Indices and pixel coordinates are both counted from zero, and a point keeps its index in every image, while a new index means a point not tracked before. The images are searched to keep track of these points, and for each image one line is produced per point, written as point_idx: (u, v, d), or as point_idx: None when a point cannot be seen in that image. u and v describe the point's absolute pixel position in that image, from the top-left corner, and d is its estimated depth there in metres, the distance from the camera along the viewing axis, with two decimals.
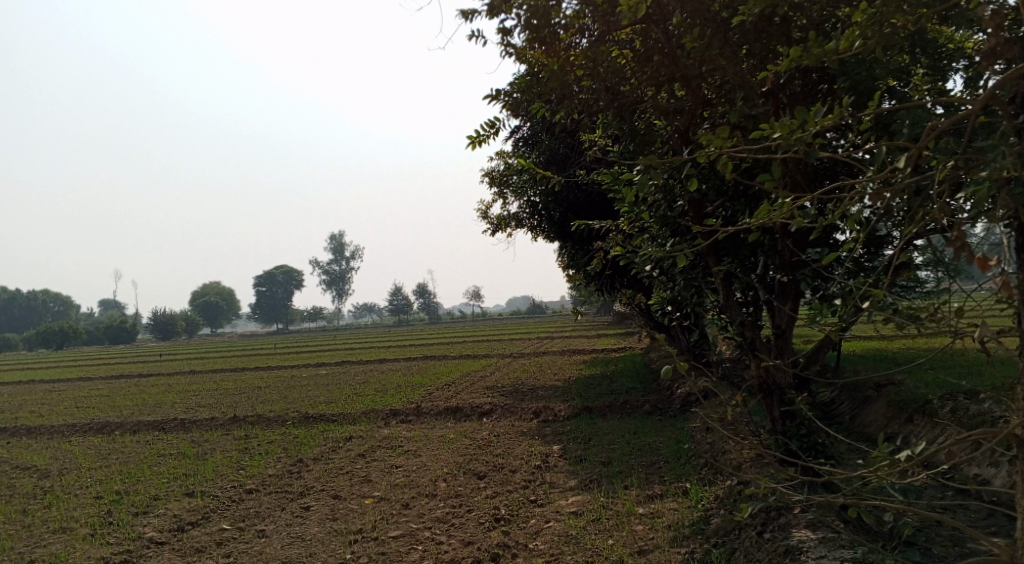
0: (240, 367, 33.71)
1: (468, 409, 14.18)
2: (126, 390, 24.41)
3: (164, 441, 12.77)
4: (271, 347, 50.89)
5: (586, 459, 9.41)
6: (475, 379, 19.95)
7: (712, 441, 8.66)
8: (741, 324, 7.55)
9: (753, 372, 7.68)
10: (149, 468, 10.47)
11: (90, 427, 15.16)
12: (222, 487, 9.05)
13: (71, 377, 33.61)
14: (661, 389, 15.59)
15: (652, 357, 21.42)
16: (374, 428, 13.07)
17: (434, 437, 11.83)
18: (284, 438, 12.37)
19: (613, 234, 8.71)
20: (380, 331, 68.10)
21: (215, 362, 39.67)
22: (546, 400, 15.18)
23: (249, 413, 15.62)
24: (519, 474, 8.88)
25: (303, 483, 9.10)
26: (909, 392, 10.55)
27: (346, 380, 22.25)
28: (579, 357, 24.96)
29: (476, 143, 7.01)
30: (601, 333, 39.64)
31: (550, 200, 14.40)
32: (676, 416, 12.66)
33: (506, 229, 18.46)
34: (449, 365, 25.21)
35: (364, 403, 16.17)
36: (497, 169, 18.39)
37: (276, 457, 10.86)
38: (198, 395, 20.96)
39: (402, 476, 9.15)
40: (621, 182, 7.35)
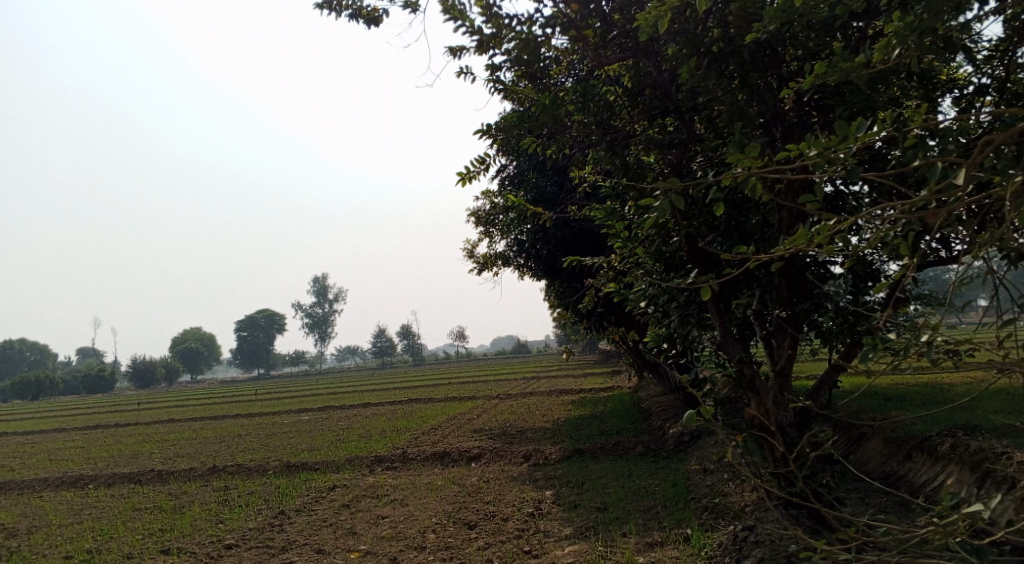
0: (220, 414, 32.96)
1: (455, 453, 13.78)
2: (101, 441, 23.67)
3: (139, 495, 12.25)
4: (253, 394, 50.02)
5: (580, 504, 9.07)
6: (462, 422, 19.54)
7: (711, 483, 8.39)
8: (739, 361, 7.33)
9: (752, 411, 7.44)
10: (123, 524, 9.98)
11: (62, 481, 14.58)
12: (200, 543, 8.61)
13: (46, 429, 32.71)
14: (652, 429, 15.28)
15: (641, 396, 21.11)
16: (359, 476, 12.64)
17: (421, 484, 11.42)
18: (265, 489, 11.91)
19: (604, 270, 8.53)
20: (362, 375, 67.28)
21: (194, 410, 38.83)
22: (535, 442, 14.82)
23: (228, 463, 15.11)
24: (512, 523, 8.53)
25: (286, 537, 8.69)
26: (906, 428, 10.32)
27: (329, 426, 21.72)
28: (566, 398, 24.60)
29: (465, 180, 6.83)
30: (587, 372, 39.23)
31: (537, 238, 14.24)
32: (670, 457, 12.36)
33: (491, 269, 18.25)
34: (434, 408, 24.72)
35: (348, 449, 15.70)
36: (481, 209, 18.25)
37: (257, 510, 10.42)
38: (176, 445, 20.34)
39: (389, 527, 8.76)
40: (613, 217, 7.18)
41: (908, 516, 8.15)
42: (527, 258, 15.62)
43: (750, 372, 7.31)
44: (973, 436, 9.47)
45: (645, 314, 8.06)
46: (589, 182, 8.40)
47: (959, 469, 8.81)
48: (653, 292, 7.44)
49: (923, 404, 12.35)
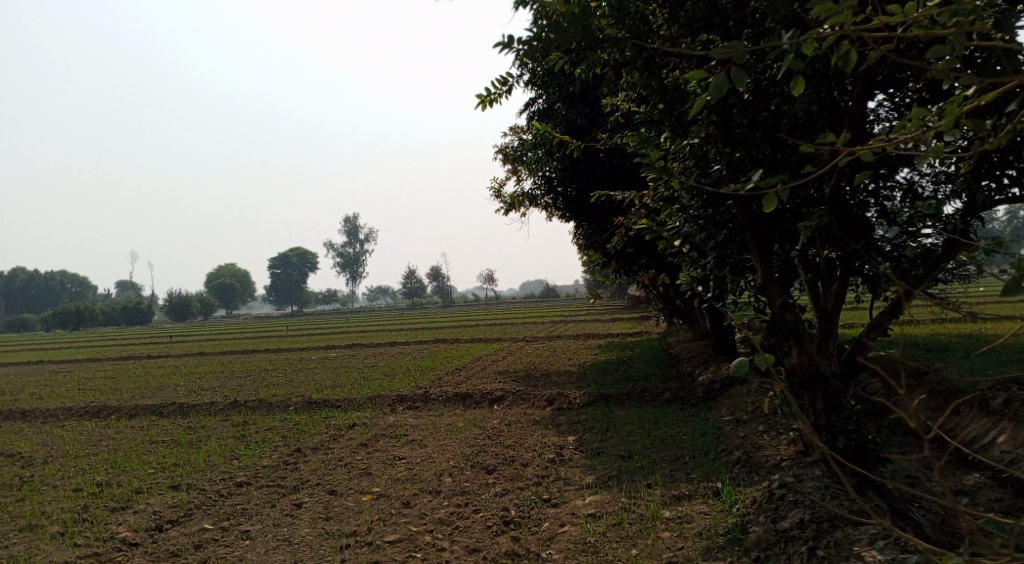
0: (248, 349, 33.11)
1: (478, 395, 13.46)
2: (130, 372, 23.81)
3: (158, 427, 12.11)
4: (282, 331, 50.35)
5: (604, 452, 8.68)
6: (487, 363, 19.22)
7: (743, 434, 7.93)
8: (781, 305, 6.73)
9: (791, 359, 6.89)
10: (137, 457, 9.82)
11: (85, 411, 14.57)
12: (211, 479, 8.38)
13: (79, 359, 33.18)
14: (681, 375, 14.81)
15: (670, 342, 20.61)
16: (379, 415, 12.39)
17: (441, 426, 11.13)
18: (283, 426, 11.70)
19: (635, 206, 7.98)
20: (391, 315, 67.52)
21: (224, 344, 39.12)
22: (560, 386, 14.44)
23: (250, 398, 14.96)
24: (532, 469, 8.17)
25: (299, 475, 8.44)
26: (953, 382, 9.65)
27: (354, 364, 21.58)
28: (593, 342, 24.17)
29: (486, 102, 6.26)
30: (616, 316, 38.73)
31: (567, 173, 13.62)
32: (699, 404, 11.90)
33: (519, 208, 17.68)
34: (459, 349, 24.47)
35: (370, 388, 15.45)
36: (510, 145, 17.62)
37: (272, 446, 10.19)
38: (201, 378, 20.33)
39: (405, 469, 8.45)
40: (648, 146, 6.60)
41: (953, 476, 7.64)
42: (554, 196, 15.02)
43: (794, 317, 6.71)
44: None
45: (680, 254, 7.50)
46: (623, 109, 7.79)
47: (1011, 426, 8.25)
48: (690, 228, 6.88)
49: (970, 357, 11.72)
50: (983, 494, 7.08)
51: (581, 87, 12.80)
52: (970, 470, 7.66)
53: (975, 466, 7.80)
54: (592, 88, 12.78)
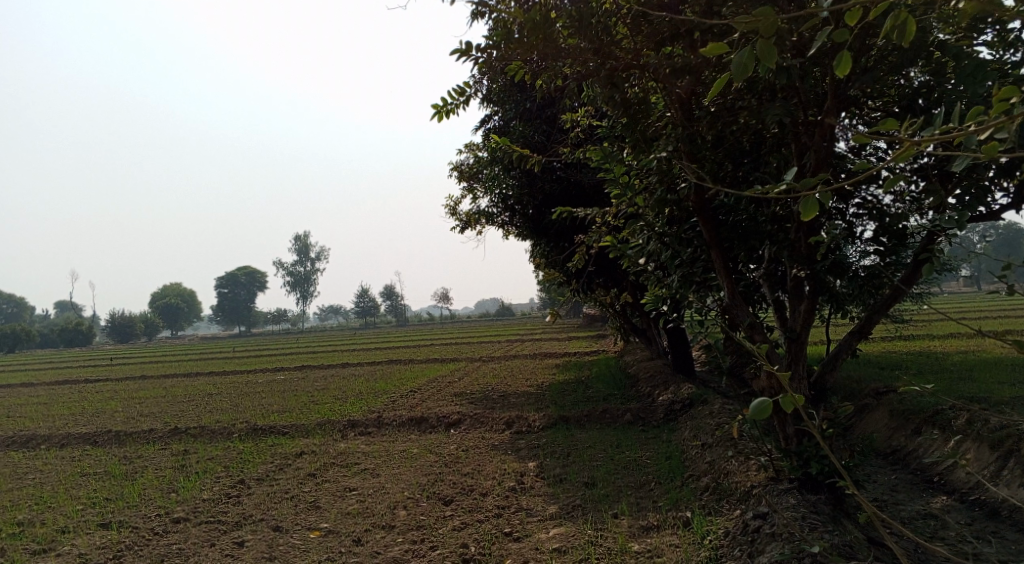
0: (194, 372, 31.97)
1: (433, 419, 12.98)
2: (66, 398, 22.69)
3: (91, 458, 11.38)
4: (229, 352, 48.98)
5: (566, 479, 8.33)
6: (442, 385, 18.74)
7: (711, 460, 7.63)
8: (750, 327, 6.49)
9: (761, 381, 6.64)
10: (66, 491, 9.13)
11: (14, 440, 13.69)
12: (145, 516, 7.78)
13: (13, 383, 31.64)
14: (641, 396, 14.55)
15: (628, 361, 20.40)
16: (329, 442, 11.84)
17: (394, 452, 10.64)
18: (227, 455, 11.08)
19: (597, 224, 7.71)
20: (342, 335, 66.33)
21: (168, 366, 37.81)
22: (518, 409, 14.06)
23: (192, 425, 14.24)
24: (491, 500, 7.74)
25: (241, 510, 7.88)
26: (915, 400, 9.53)
27: (305, 387, 20.89)
28: (550, 362, 23.86)
29: (440, 113, 6.02)
30: (571, 335, 38.48)
31: (525, 190, 13.38)
32: (660, 427, 11.64)
33: (475, 226, 17.35)
34: (413, 370, 23.91)
35: (321, 412, 14.86)
36: (465, 163, 17.31)
37: (214, 477, 9.58)
38: (143, 403, 19.42)
39: (356, 501, 7.96)
40: (610, 160, 6.40)
41: (922, 499, 7.46)
42: (511, 214, 14.76)
43: (763, 339, 6.47)
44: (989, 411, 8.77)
45: (644, 272, 7.24)
46: (584, 124, 7.54)
47: (976, 446, 8.12)
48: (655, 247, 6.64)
49: (929, 375, 11.68)
50: (955, 519, 6.89)
51: (538, 103, 12.62)
52: (938, 493, 7.49)
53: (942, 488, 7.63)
54: (549, 103, 12.61)
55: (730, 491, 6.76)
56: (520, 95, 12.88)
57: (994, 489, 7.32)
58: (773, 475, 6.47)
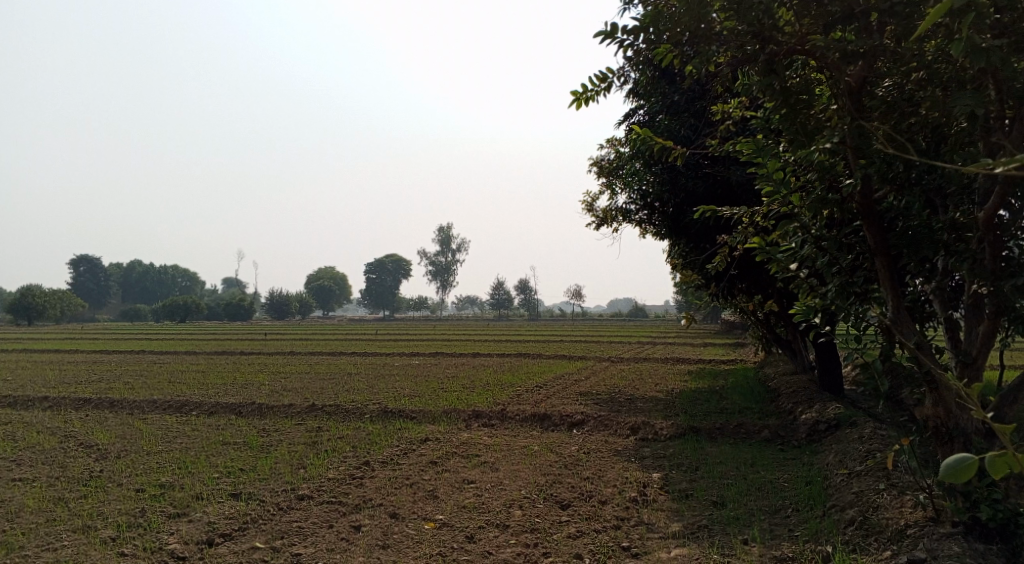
0: (335, 351, 33.38)
1: (557, 417, 12.80)
2: (219, 368, 24.23)
3: (233, 427, 11.99)
4: (370, 334, 50.92)
5: (693, 496, 7.94)
6: (570, 383, 18.53)
7: (857, 492, 7.10)
8: (917, 345, 5.92)
9: (925, 409, 6.09)
10: (205, 457, 9.59)
11: (169, 404, 14.69)
12: (273, 489, 8.03)
13: (176, 350, 34.22)
14: (780, 413, 13.74)
15: (767, 374, 19.35)
16: (454, 430, 11.91)
17: (516, 448, 10.54)
18: (356, 435, 11.36)
19: (743, 224, 7.29)
20: (478, 325, 67.45)
21: (312, 344, 39.72)
22: (646, 414, 13.62)
23: (327, 403, 14.74)
24: (610, 509, 7.54)
25: (362, 492, 7.99)
26: None
27: (436, 373, 21.26)
28: (683, 367, 23.09)
29: (580, 101, 5.87)
30: (708, 342, 37.10)
31: (667, 186, 12.94)
32: (800, 447, 10.92)
33: (612, 223, 17.00)
34: (542, 365, 23.76)
35: (448, 400, 15.02)
36: (606, 158, 17.00)
37: (341, 457, 9.80)
38: (285, 378, 20.41)
39: (473, 495, 7.88)
40: (765, 153, 6.06)
41: None
42: (650, 212, 14.33)
43: (931, 360, 5.90)
44: None
45: (794, 280, 6.75)
46: (735, 117, 7.12)
47: None
48: (809, 250, 6.17)
49: None
50: None
51: (686, 96, 12.17)
52: None
53: None
54: (698, 95, 12.14)
55: (878, 529, 6.30)
56: (667, 87, 12.48)
57: None
58: (932, 516, 6.00)
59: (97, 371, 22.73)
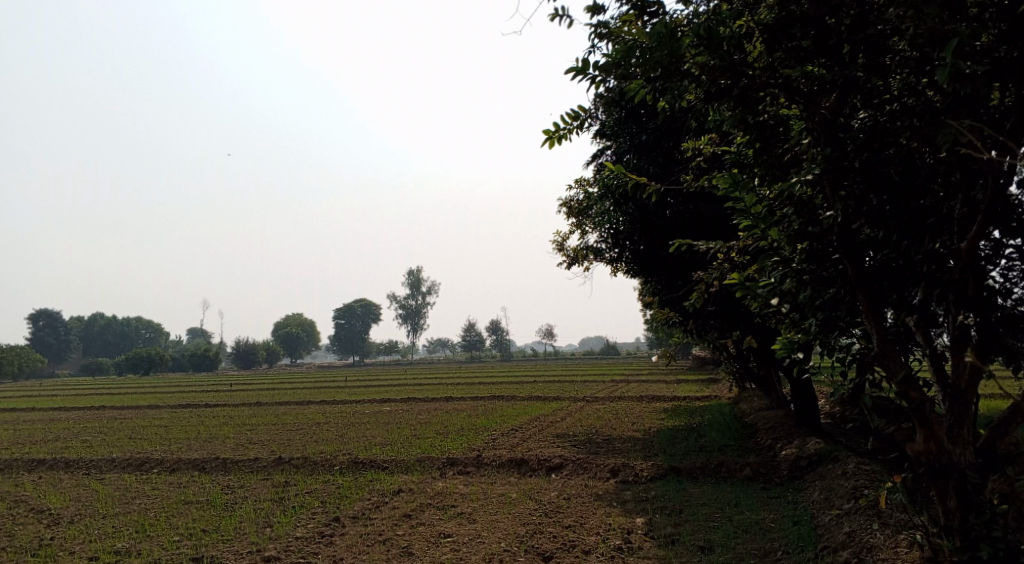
0: (304, 400, 32.59)
1: (535, 461, 12.44)
2: (183, 421, 23.44)
3: (196, 485, 11.45)
4: (339, 381, 50.01)
5: (679, 541, 7.64)
6: (545, 425, 18.16)
7: (849, 533, 6.87)
8: (904, 381, 5.73)
9: (915, 445, 5.84)
10: (166, 520, 9.07)
11: (129, 462, 14.05)
12: (237, 552, 7.55)
13: (139, 404, 33.18)
14: (760, 449, 13.53)
15: (743, 409, 19.16)
16: (428, 479, 11.49)
17: (494, 496, 10.17)
18: (325, 488, 10.88)
19: (720, 260, 7.14)
20: (448, 368, 66.72)
21: (281, 393, 38.83)
22: (625, 455, 13.31)
23: (294, 455, 14.20)
24: (594, 560, 7.20)
25: (333, 552, 7.55)
26: None
27: (407, 419, 20.75)
28: (658, 404, 22.83)
29: (553, 138, 5.84)
30: (680, 379, 36.96)
31: (638, 224, 12.82)
32: (783, 485, 10.69)
33: (583, 261, 16.87)
34: (515, 407, 23.34)
35: (421, 448, 14.58)
36: (575, 197, 16.93)
37: (310, 513, 9.35)
38: (252, 429, 19.76)
39: (450, 550, 7.49)
40: (742, 187, 5.90)
41: None
42: (621, 250, 14.19)
43: (920, 396, 5.72)
44: None
45: (774, 315, 6.60)
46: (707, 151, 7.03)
47: None
48: (789, 285, 5.96)
49: None
50: None
51: (654, 134, 12.14)
52: None
53: None
54: (666, 133, 12.12)
55: None
56: (635, 126, 12.45)
57: None
58: (930, 557, 5.85)
59: (53, 429, 21.81)
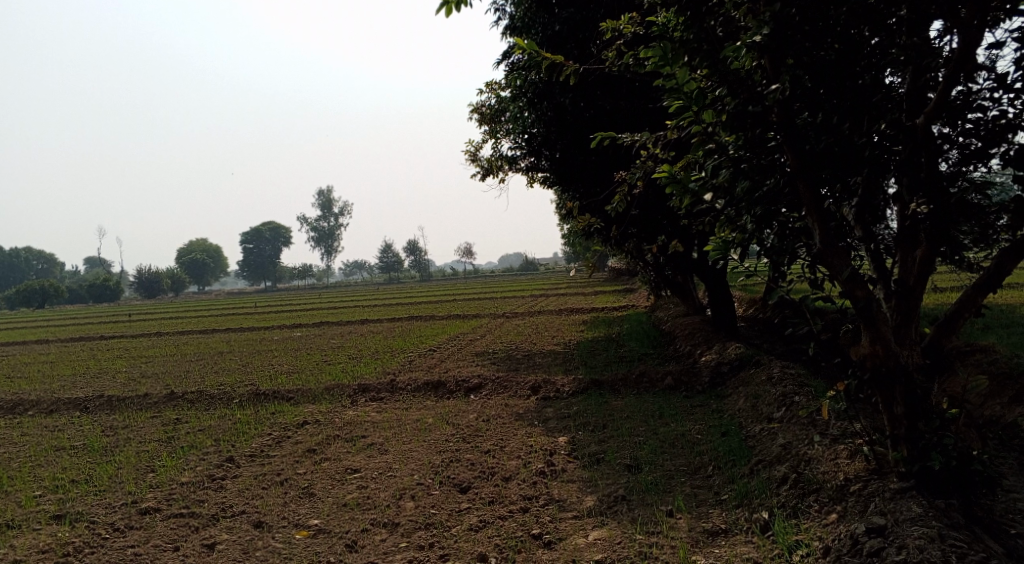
0: (209, 329, 30.85)
1: (451, 382, 11.75)
2: (72, 357, 21.62)
3: (73, 429, 10.27)
4: (248, 308, 48.00)
5: (605, 461, 7.11)
6: (462, 343, 17.47)
7: (784, 444, 6.43)
8: (850, 277, 5.16)
9: (862, 348, 5.36)
10: (29, 472, 7.97)
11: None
12: (109, 506, 6.60)
13: (27, 341, 30.72)
14: (680, 356, 13.17)
15: (661, 317, 18.87)
16: (336, 408, 10.67)
17: (407, 422, 9.46)
18: (220, 425, 9.91)
19: (644, 155, 6.40)
20: (361, 290, 65.20)
21: (182, 323, 36.70)
22: (545, 371, 12.76)
23: (189, 389, 13.07)
24: (515, 488, 6.57)
25: (221, 498, 6.70)
26: (1008, 362, 8.14)
27: (317, 345, 19.69)
28: (578, 317, 22.47)
29: (450, 3, 5.01)
30: (598, 290, 36.77)
31: (555, 126, 11.93)
32: (705, 392, 10.39)
33: (497, 171, 15.95)
34: (432, 327, 22.53)
35: (330, 375, 13.65)
36: (485, 104, 15.89)
37: (199, 454, 8.40)
38: (147, 364, 18.33)
39: (356, 488, 6.73)
40: (674, 61, 5.10)
41: None
42: (538, 158, 13.31)
43: (866, 295, 5.17)
44: None
45: (705, 213, 5.96)
46: (628, 32, 6.23)
47: None
48: (724, 177, 5.35)
49: (1015, 340, 10.21)
50: None
51: (568, 24, 11.19)
52: None
53: None
54: (580, 25, 11.19)
55: (815, 486, 5.69)
56: (547, 18, 11.46)
57: None
58: (874, 469, 5.46)
59: None
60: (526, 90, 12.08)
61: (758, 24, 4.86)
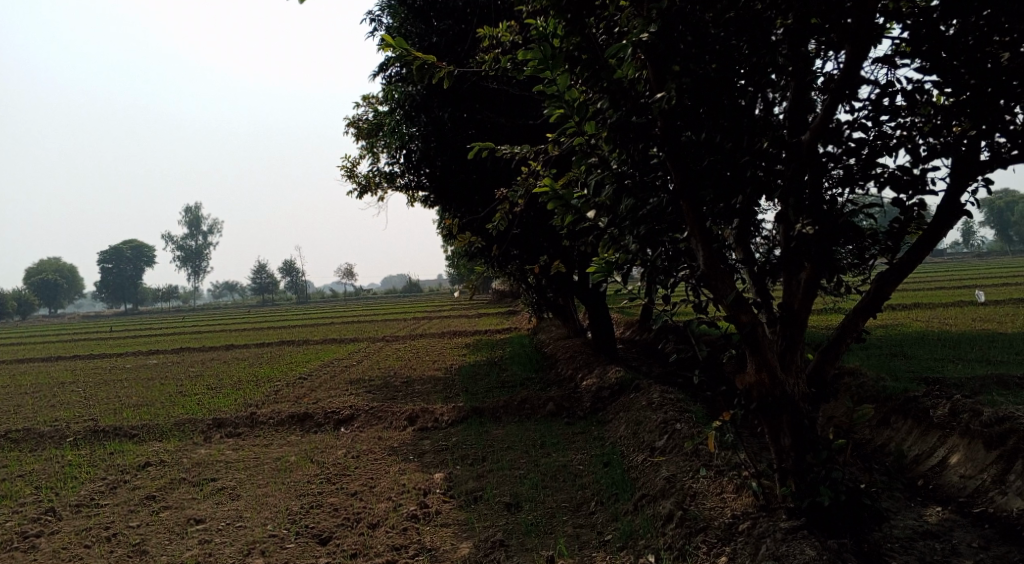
0: (57, 357, 28.21)
1: (320, 414, 10.91)
2: None
3: None
4: (104, 333, 44.54)
5: (482, 500, 6.56)
6: (337, 371, 16.52)
7: (668, 478, 6.09)
8: (735, 301, 4.89)
9: (747, 377, 5.09)
10: None
11: None
12: None
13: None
14: (561, 381, 12.85)
15: (543, 341, 18.57)
16: (188, 447, 9.62)
17: (267, 460, 8.59)
18: (46, 470, 8.68)
19: (524, 171, 5.97)
20: (231, 313, 62.05)
21: (26, 351, 33.43)
22: (422, 399, 12.11)
23: (17, 427, 11.56)
24: (382, 536, 5.92)
25: None
26: (880, 386, 8.20)
27: (177, 374, 18.17)
28: (460, 341, 21.90)
29: None
30: (481, 313, 36.33)
31: (434, 140, 11.43)
32: (586, 419, 10.07)
33: (374, 189, 15.25)
34: (305, 353, 21.37)
35: (185, 408, 12.45)
36: (363, 120, 15.22)
37: (14, 507, 7.24)
38: None
39: (197, 544, 5.89)
40: (555, 67, 4.78)
41: (911, 510, 6.10)
42: (418, 177, 12.74)
43: (752, 319, 4.90)
44: (964, 395, 7.54)
45: (587, 232, 5.58)
46: (507, 39, 5.83)
47: (967, 443, 6.59)
48: (608, 193, 4.98)
49: (881, 362, 10.47)
50: (961, 538, 5.53)
51: (445, 37, 10.78)
52: (928, 505, 6.15)
53: (928, 499, 6.33)
54: (459, 38, 10.79)
55: (702, 524, 5.36)
56: (424, 30, 11.05)
57: (988, 494, 6.03)
58: (762, 504, 5.18)
59: None
60: (403, 104, 11.55)
61: (644, 21, 4.56)
